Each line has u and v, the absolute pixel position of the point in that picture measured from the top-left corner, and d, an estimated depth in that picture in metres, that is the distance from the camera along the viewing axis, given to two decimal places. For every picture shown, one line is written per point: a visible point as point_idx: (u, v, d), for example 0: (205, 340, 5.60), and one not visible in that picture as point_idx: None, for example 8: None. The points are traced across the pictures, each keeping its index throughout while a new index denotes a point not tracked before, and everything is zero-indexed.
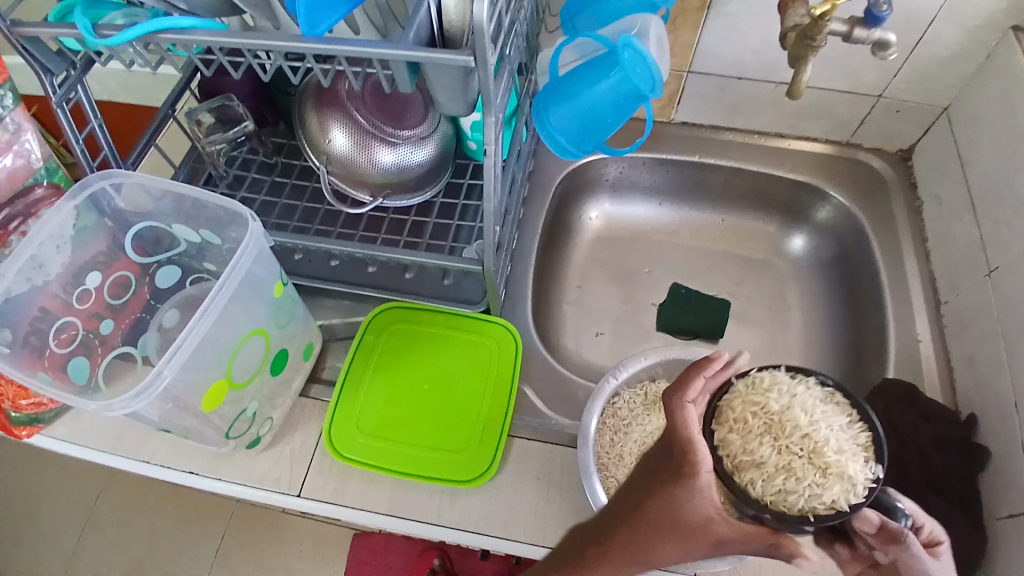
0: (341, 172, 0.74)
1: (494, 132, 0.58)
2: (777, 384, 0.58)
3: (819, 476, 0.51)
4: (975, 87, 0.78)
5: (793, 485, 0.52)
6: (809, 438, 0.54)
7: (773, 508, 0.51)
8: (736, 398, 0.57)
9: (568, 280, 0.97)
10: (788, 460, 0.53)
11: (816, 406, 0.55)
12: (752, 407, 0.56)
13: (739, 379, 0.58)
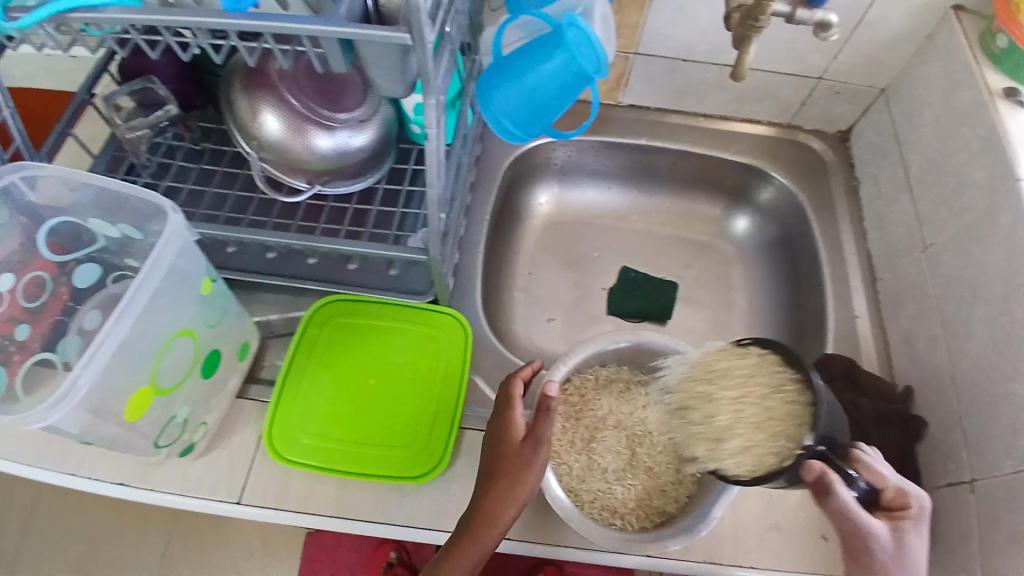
0: (273, 158, 0.70)
1: (435, 114, 0.55)
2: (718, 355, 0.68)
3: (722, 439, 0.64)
4: (916, 68, 0.81)
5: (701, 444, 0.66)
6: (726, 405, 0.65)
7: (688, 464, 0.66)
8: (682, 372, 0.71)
9: (518, 267, 0.95)
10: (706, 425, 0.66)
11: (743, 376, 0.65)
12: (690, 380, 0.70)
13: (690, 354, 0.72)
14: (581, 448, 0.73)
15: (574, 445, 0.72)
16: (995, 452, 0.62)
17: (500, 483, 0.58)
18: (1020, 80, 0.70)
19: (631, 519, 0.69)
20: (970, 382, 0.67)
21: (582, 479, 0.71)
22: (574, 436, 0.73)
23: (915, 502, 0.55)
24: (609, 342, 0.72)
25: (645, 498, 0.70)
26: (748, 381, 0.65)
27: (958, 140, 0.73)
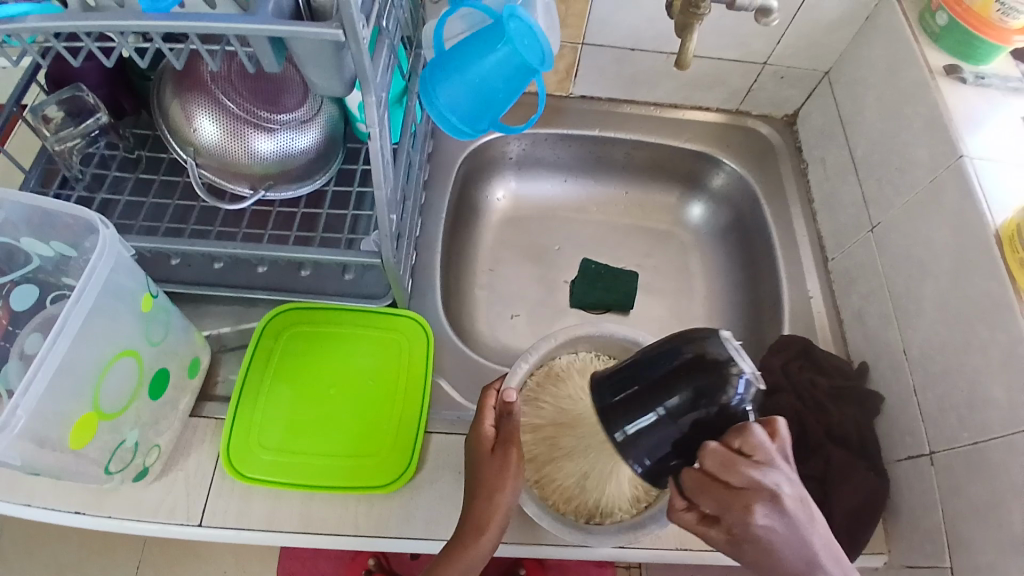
0: (213, 164, 0.68)
1: (377, 113, 0.54)
2: None
3: None
4: (856, 51, 0.82)
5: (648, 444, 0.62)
6: None
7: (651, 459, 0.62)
8: None
9: (479, 264, 0.93)
10: None
11: None
12: None
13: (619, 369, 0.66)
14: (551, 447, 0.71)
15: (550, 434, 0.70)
16: (950, 423, 0.64)
17: (485, 491, 0.58)
18: (960, 56, 0.73)
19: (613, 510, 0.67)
20: (923, 357, 0.69)
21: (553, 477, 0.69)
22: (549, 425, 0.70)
23: (741, 527, 0.47)
24: (566, 333, 0.71)
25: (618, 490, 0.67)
26: None
27: (901, 120, 0.75)
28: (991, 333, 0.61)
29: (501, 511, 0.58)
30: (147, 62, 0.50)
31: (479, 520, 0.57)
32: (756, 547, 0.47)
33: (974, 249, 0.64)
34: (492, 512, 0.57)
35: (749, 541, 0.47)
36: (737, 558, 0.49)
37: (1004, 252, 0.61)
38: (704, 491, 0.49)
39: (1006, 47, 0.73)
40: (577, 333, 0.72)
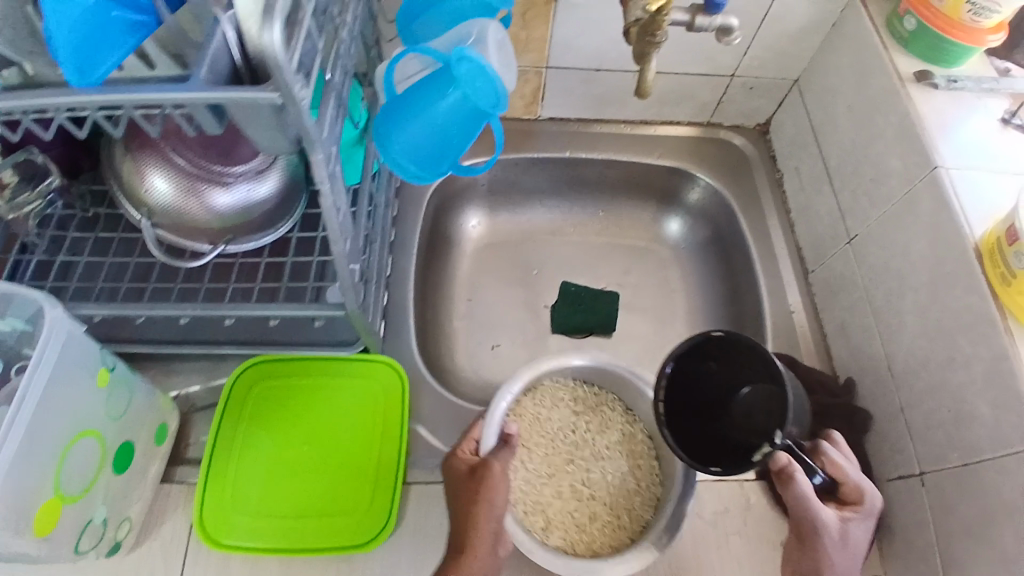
0: (167, 222, 0.66)
1: (325, 169, 0.52)
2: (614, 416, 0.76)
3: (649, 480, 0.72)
4: (823, 59, 0.81)
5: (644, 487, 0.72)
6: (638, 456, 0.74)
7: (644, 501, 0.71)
8: (598, 420, 0.76)
9: (456, 294, 0.91)
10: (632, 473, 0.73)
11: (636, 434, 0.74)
12: (609, 429, 0.75)
13: (596, 411, 0.76)
14: (545, 482, 0.73)
15: (540, 474, 0.73)
16: (938, 441, 0.63)
17: (466, 520, 0.60)
18: (930, 60, 0.72)
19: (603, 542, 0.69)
20: (907, 372, 0.67)
21: (548, 512, 0.71)
22: (537, 465, 0.73)
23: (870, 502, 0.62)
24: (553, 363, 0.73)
25: (611, 523, 0.70)
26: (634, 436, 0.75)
27: (873, 131, 0.73)
28: (973, 349, 0.60)
29: (484, 543, 0.59)
30: (82, 131, 0.48)
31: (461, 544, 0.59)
32: (863, 524, 0.61)
33: (953, 262, 0.62)
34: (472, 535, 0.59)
35: (860, 518, 0.61)
36: (836, 538, 0.60)
37: (984, 266, 0.59)
38: (840, 468, 0.62)
39: (980, 46, 0.72)
40: (563, 364, 0.73)
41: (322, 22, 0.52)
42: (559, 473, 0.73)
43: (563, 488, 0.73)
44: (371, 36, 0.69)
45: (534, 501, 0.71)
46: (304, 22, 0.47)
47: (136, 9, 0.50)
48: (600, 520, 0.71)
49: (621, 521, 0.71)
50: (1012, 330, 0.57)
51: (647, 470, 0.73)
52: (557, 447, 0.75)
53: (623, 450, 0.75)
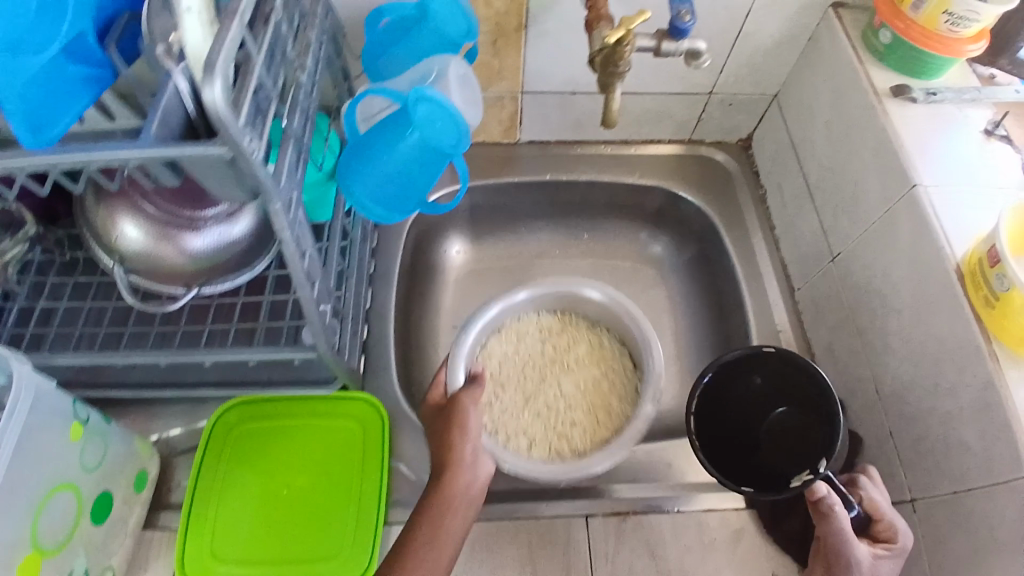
0: (139, 268, 0.66)
1: (285, 217, 0.51)
2: (578, 341, 0.87)
3: (622, 393, 0.84)
4: (800, 74, 0.80)
5: (615, 402, 0.83)
6: (608, 373, 0.85)
7: (619, 413, 0.82)
8: (566, 350, 0.87)
9: (441, 323, 0.90)
10: (602, 388, 0.84)
11: (602, 353, 0.86)
12: (575, 354, 0.87)
13: (561, 342, 0.87)
14: (521, 410, 0.83)
15: (519, 398, 0.84)
16: (927, 468, 0.62)
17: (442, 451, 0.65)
18: (908, 73, 0.71)
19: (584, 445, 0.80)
20: (895, 396, 0.66)
21: (529, 435, 0.81)
22: (515, 391, 0.84)
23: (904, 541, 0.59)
24: (504, 304, 0.85)
25: (586, 429, 0.81)
26: (602, 356, 0.86)
27: (852, 147, 0.72)
28: (959, 375, 0.58)
29: (463, 465, 0.63)
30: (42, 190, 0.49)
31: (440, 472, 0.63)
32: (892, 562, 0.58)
33: (935, 285, 0.61)
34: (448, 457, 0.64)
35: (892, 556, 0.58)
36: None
37: (967, 289, 0.58)
38: (875, 503, 0.60)
39: (960, 57, 0.69)
40: (513, 302, 0.85)
41: (279, 68, 0.51)
42: (534, 396, 0.84)
43: (540, 408, 0.83)
44: (338, 72, 0.69)
45: (515, 429, 0.81)
46: (253, 74, 0.46)
47: (91, 64, 0.50)
48: (580, 425, 0.82)
49: (596, 428, 0.81)
50: (997, 356, 0.55)
51: (616, 384, 0.84)
52: (529, 374, 0.86)
53: (583, 369, 0.86)
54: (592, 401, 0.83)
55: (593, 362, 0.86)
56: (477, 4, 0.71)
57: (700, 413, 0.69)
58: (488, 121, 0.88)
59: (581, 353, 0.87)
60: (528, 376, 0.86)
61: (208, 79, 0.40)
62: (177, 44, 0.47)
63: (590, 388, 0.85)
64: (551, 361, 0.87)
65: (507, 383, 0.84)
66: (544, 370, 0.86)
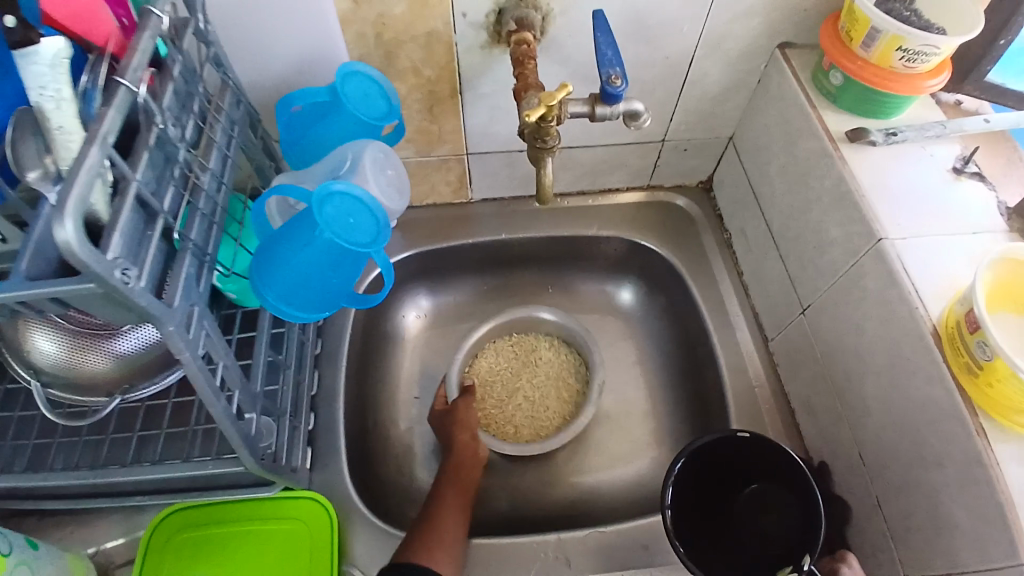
0: (59, 380, 0.62)
1: (183, 338, 0.46)
2: (535, 343, 0.88)
3: (580, 371, 0.86)
4: (752, 116, 0.78)
5: (577, 380, 0.86)
6: (567, 360, 0.87)
7: (580, 389, 0.85)
8: (528, 352, 0.88)
9: (400, 395, 0.85)
10: (564, 373, 0.86)
11: (556, 345, 0.88)
12: (535, 352, 0.88)
13: (519, 346, 0.88)
14: (504, 402, 0.85)
15: (497, 401, 0.85)
16: (918, 545, 0.56)
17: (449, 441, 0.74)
18: (864, 113, 0.67)
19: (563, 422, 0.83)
20: (879, 464, 0.61)
21: (516, 422, 0.84)
22: (492, 394, 0.85)
23: None
24: (477, 329, 0.85)
25: (566, 406, 0.84)
26: (559, 349, 0.88)
27: (810, 193, 0.68)
28: (945, 447, 0.53)
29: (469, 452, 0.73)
30: None
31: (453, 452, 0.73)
32: None
33: (910, 346, 0.56)
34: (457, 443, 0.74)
35: None
36: None
37: (946, 354, 0.53)
38: None
39: (922, 93, 0.64)
40: (484, 326, 0.86)
41: (169, 176, 0.48)
42: (509, 399, 0.85)
43: (518, 403, 0.85)
44: (257, 150, 0.66)
45: (503, 418, 0.84)
46: (130, 195, 0.42)
47: None
48: (554, 410, 0.84)
49: (571, 400, 0.85)
50: (985, 430, 0.50)
51: (576, 367, 0.86)
52: (500, 376, 0.86)
53: (554, 354, 0.88)
54: (556, 386, 0.86)
55: (551, 356, 0.87)
56: (405, 75, 0.69)
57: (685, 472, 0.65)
58: (435, 183, 0.85)
59: (540, 350, 0.88)
60: (501, 381, 0.86)
61: (57, 220, 0.35)
62: (54, 165, 0.45)
63: (553, 377, 0.86)
64: (516, 364, 0.87)
65: (486, 392, 0.85)
66: (512, 373, 0.86)
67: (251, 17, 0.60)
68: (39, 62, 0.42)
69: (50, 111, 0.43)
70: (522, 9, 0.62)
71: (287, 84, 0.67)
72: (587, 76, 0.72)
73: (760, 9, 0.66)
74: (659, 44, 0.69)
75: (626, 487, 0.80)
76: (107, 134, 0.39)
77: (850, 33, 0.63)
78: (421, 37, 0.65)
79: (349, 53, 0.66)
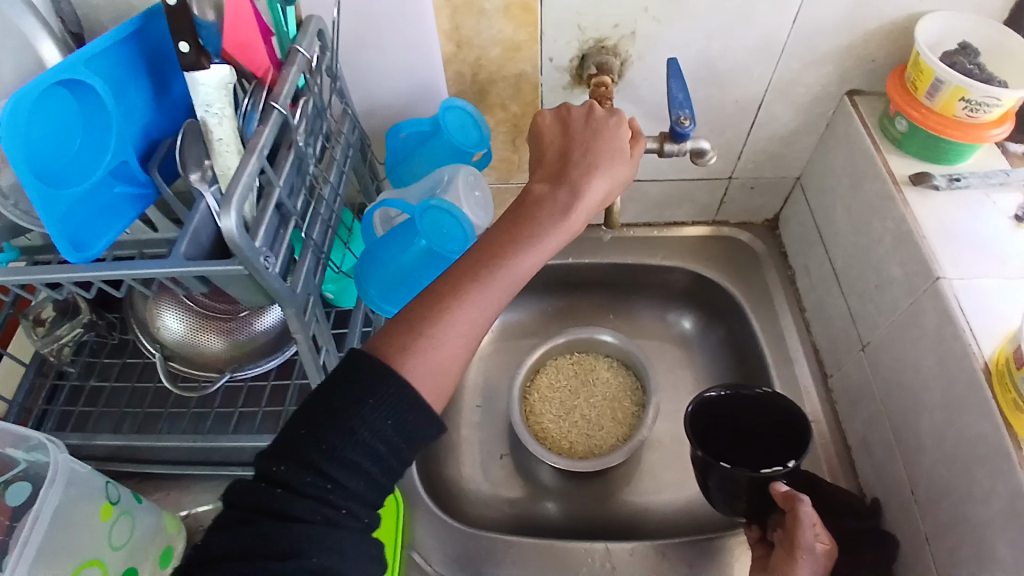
0: (179, 354, 0.72)
1: (299, 320, 0.54)
2: (593, 363, 0.93)
3: (636, 393, 0.90)
4: (820, 158, 0.81)
5: (631, 402, 0.89)
6: (624, 382, 0.91)
7: (635, 412, 0.88)
8: (587, 371, 0.92)
9: (465, 402, 0.91)
10: (620, 394, 0.90)
11: (614, 367, 0.92)
12: (595, 372, 0.92)
13: (578, 364, 0.93)
14: (562, 419, 0.89)
15: (557, 417, 0.89)
16: None
17: (586, 179, 0.55)
18: (926, 159, 0.70)
19: (617, 443, 0.87)
20: (930, 500, 0.61)
21: (571, 438, 0.88)
22: (552, 410, 0.90)
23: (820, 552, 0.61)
24: (545, 346, 0.92)
25: (620, 427, 0.88)
26: (616, 370, 0.92)
27: (872, 233, 0.71)
28: (992, 483, 0.54)
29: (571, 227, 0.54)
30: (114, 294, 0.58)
31: (582, 203, 0.54)
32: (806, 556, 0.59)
33: (963, 384, 0.57)
34: (593, 195, 0.55)
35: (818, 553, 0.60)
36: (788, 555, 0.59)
37: (995, 391, 0.54)
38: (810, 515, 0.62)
39: (984, 142, 0.67)
40: (551, 344, 0.92)
41: (301, 184, 0.57)
42: (567, 415, 0.90)
43: (576, 419, 0.89)
44: (365, 171, 0.76)
45: (559, 433, 0.88)
46: (273, 198, 0.51)
47: (135, 184, 0.58)
48: (609, 429, 0.88)
49: (625, 422, 0.88)
50: None
51: (632, 390, 0.90)
52: (561, 394, 0.91)
53: (612, 375, 0.92)
54: (612, 406, 0.89)
55: (609, 377, 0.92)
56: (494, 110, 0.78)
57: (704, 415, 0.72)
58: None
59: (600, 370, 0.92)
60: (561, 397, 0.91)
61: (224, 211, 0.45)
62: (210, 169, 0.56)
63: (609, 396, 0.90)
64: (576, 382, 0.92)
65: (547, 407, 0.90)
66: (572, 390, 0.91)
67: (369, 57, 0.70)
68: (204, 85, 0.52)
69: (212, 126, 0.54)
70: (603, 55, 0.71)
71: (394, 114, 0.77)
72: (659, 115, 0.79)
73: (831, 57, 0.71)
74: (730, 88, 0.74)
75: (674, 510, 0.82)
76: (264, 148, 0.49)
77: (915, 83, 0.67)
78: (511, 77, 0.74)
79: (449, 89, 0.75)
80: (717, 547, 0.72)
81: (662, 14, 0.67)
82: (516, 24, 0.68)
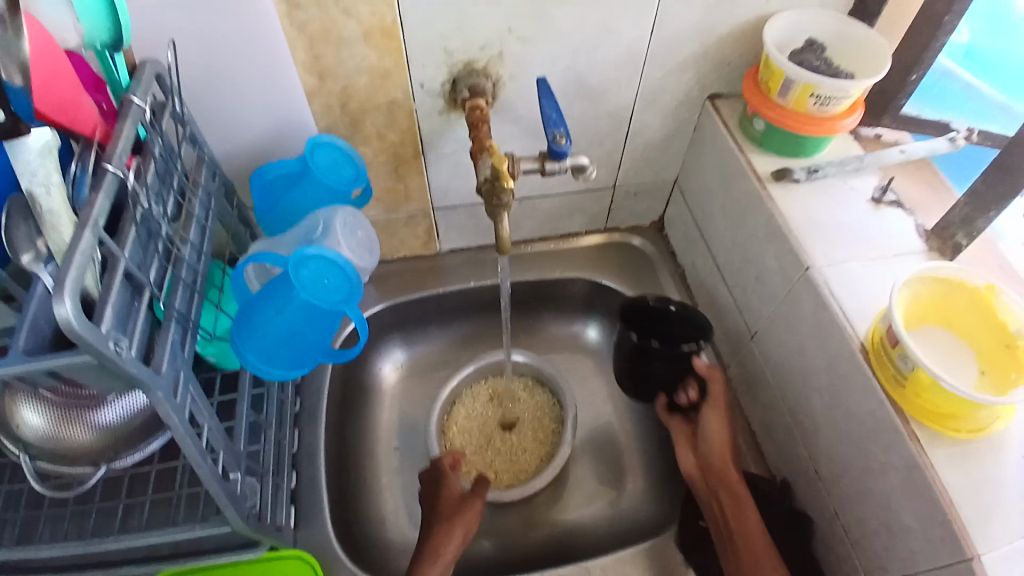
0: (44, 452, 0.61)
1: (172, 404, 0.48)
2: (506, 387, 0.91)
3: (552, 409, 0.89)
4: (693, 159, 0.85)
5: (550, 420, 0.89)
6: (538, 400, 0.90)
7: (555, 430, 0.88)
8: (500, 396, 0.91)
9: (381, 447, 0.87)
10: (538, 414, 0.89)
11: (527, 386, 0.91)
12: (509, 395, 0.90)
13: (490, 390, 0.91)
14: (482, 449, 0.87)
15: (476, 447, 0.87)
16: (876, 550, 0.60)
17: (441, 544, 0.67)
18: (788, 154, 0.74)
19: (540, 463, 0.86)
20: (832, 475, 0.65)
21: (495, 465, 0.86)
22: (470, 441, 0.87)
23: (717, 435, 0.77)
24: (456, 377, 0.89)
25: (542, 446, 0.87)
26: (530, 390, 0.91)
27: (747, 229, 0.75)
28: (886, 455, 0.57)
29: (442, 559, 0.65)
30: None
31: (438, 561, 0.65)
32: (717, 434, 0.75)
33: (845, 363, 0.61)
34: (447, 550, 0.66)
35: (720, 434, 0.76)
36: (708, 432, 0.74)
37: (874, 367, 0.58)
38: None
39: (839, 132, 0.71)
40: (462, 373, 0.89)
41: (152, 246, 0.52)
42: (487, 445, 0.87)
43: (497, 447, 0.87)
44: (233, 218, 0.70)
45: (482, 464, 0.86)
46: (119, 270, 0.45)
47: None
48: (531, 451, 0.87)
49: (546, 440, 0.87)
50: (917, 435, 0.55)
51: (549, 407, 0.89)
52: (476, 423, 0.88)
53: (527, 395, 0.91)
54: (531, 427, 0.88)
55: (523, 398, 0.91)
56: (370, 140, 0.74)
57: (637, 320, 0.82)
58: (404, 239, 0.90)
59: (514, 392, 0.91)
60: (477, 426, 0.88)
61: (57, 298, 0.38)
62: (45, 246, 0.50)
63: (527, 418, 0.89)
64: (490, 408, 0.90)
65: (465, 439, 0.87)
66: (487, 417, 0.89)
67: (222, 98, 0.65)
68: (28, 151, 0.47)
69: (40, 196, 0.48)
70: (474, 78, 0.70)
71: (260, 157, 0.72)
72: (537, 134, 0.79)
73: (690, 64, 0.74)
74: (604, 100, 0.76)
75: (604, 522, 0.82)
76: (99, 217, 0.43)
77: (768, 84, 0.71)
78: (383, 106, 0.71)
79: (316, 125, 0.71)
80: (652, 553, 0.72)
81: (528, 34, 0.67)
82: (381, 51, 0.65)
